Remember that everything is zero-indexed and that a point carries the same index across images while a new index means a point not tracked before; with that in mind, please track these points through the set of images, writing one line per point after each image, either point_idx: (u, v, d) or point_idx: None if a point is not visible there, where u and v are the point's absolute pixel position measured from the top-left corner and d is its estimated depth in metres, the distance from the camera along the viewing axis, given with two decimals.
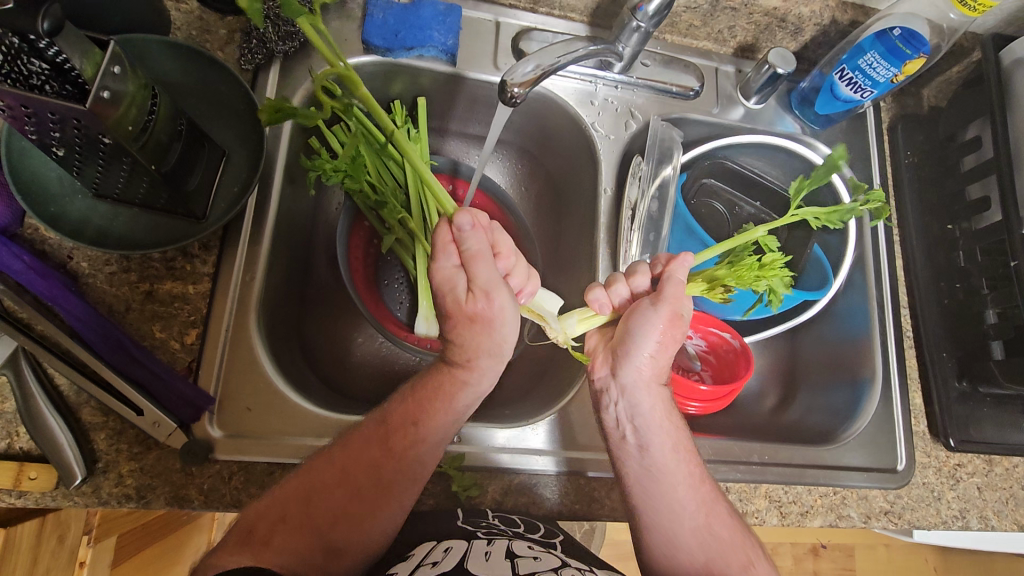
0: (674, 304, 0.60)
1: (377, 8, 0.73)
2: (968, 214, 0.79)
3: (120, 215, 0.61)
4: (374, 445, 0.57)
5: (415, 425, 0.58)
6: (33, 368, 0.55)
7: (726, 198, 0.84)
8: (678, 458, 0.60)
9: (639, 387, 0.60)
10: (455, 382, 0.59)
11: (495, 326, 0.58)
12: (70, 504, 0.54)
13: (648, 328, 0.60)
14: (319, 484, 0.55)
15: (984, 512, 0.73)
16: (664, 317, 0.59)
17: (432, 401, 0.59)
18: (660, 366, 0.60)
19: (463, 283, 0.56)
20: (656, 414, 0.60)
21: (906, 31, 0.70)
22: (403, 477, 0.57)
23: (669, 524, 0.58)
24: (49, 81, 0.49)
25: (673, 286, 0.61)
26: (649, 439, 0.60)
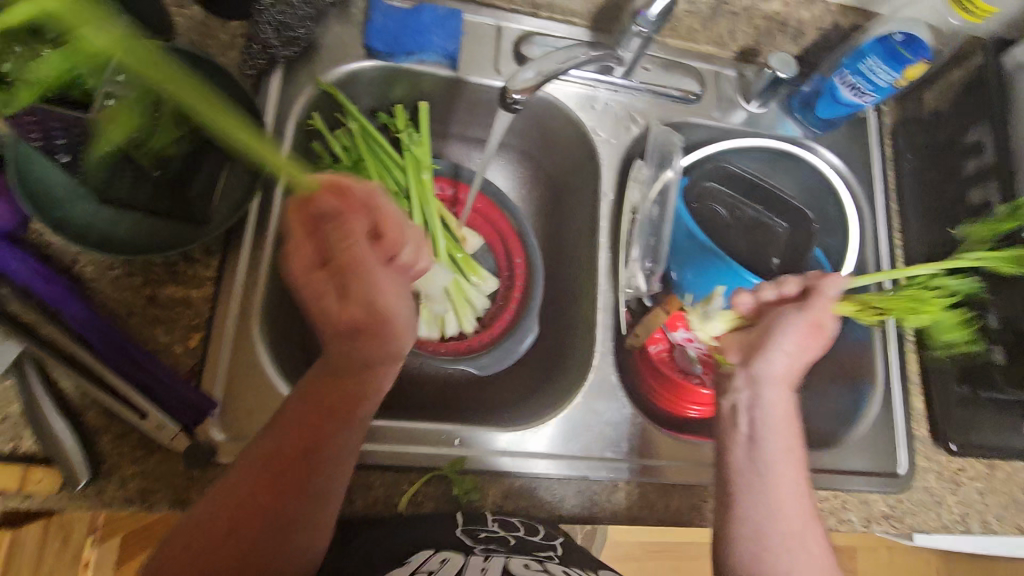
0: (818, 316, 0.63)
1: (378, 13, 0.73)
2: (970, 217, 0.78)
3: (121, 219, 0.61)
4: (262, 483, 0.52)
5: (306, 451, 0.53)
6: (39, 372, 0.55)
7: (727, 201, 0.83)
8: (788, 459, 0.62)
9: (770, 384, 0.63)
10: (355, 396, 0.54)
11: (384, 335, 0.51)
12: (74, 507, 0.55)
13: (775, 347, 0.63)
14: (214, 531, 0.51)
15: (984, 516, 0.73)
16: (804, 331, 0.63)
17: (320, 426, 0.53)
18: (794, 365, 0.64)
19: (331, 297, 0.50)
20: (778, 416, 0.63)
21: (907, 36, 0.72)
22: (298, 504, 0.53)
23: (767, 523, 0.59)
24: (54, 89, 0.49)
25: (818, 303, 0.64)
26: (763, 436, 0.62)
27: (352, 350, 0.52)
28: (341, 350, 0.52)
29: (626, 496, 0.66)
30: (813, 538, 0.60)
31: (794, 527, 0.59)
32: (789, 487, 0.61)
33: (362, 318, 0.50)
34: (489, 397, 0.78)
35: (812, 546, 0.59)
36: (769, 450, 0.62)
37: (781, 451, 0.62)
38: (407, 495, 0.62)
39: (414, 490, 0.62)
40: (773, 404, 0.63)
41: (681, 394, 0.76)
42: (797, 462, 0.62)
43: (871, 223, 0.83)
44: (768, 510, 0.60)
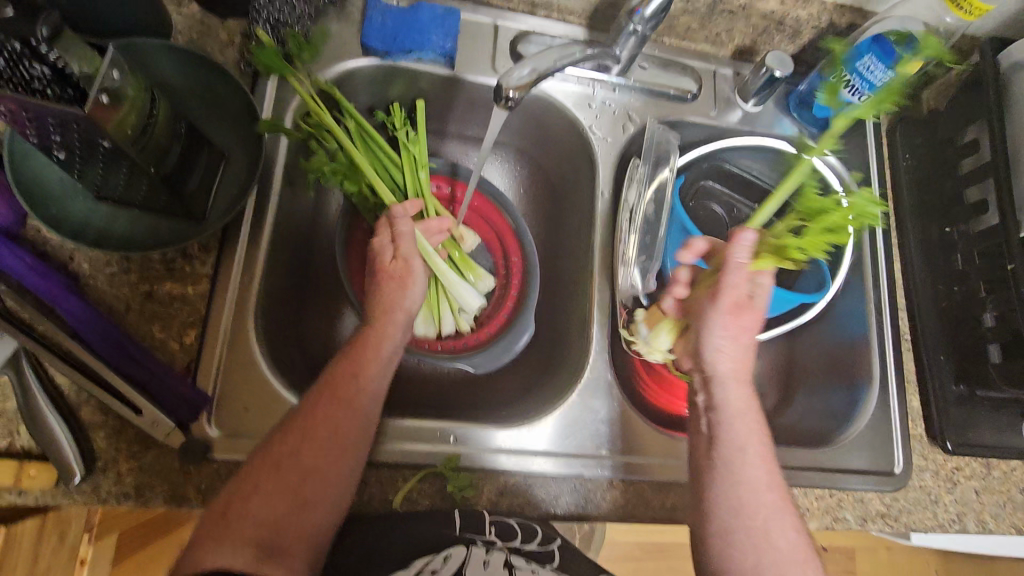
0: (733, 293, 0.62)
1: (376, 11, 0.73)
2: (968, 216, 0.78)
3: (119, 217, 0.61)
4: (331, 407, 0.56)
5: (355, 376, 0.58)
6: (34, 368, 0.56)
7: (724, 200, 0.84)
8: (752, 459, 0.58)
9: (724, 379, 0.62)
10: (379, 333, 0.61)
11: (407, 280, 0.65)
12: (70, 502, 0.55)
13: (713, 324, 0.62)
14: (288, 452, 0.54)
15: (981, 516, 0.73)
16: (728, 308, 0.62)
17: (366, 355, 0.59)
18: (739, 353, 0.62)
19: (389, 251, 0.66)
20: (738, 409, 0.61)
21: (904, 33, 0.73)
22: (356, 430, 0.56)
23: (734, 515, 0.56)
24: (49, 85, 0.48)
25: (734, 273, 0.62)
26: (723, 431, 0.60)
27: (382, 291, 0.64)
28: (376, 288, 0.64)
29: (622, 493, 0.67)
30: (782, 532, 0.56)
31: (761, 516, 0.56)
32: (752, 479, 0.58)
33: (401, 272, 0.65)
34: (485, 395, 0.78)
35: (779, 539, 0.56)
36: (726, 445, 0.59)
37: (739, 447, 0.59)
38: (402, 492, 0.62)
39: (410, 486, 0.62)
40: (730, 399, 0.61)
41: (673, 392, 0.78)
42: (765, 459, 0.59)
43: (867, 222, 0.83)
44: (734, 500, 0.57)
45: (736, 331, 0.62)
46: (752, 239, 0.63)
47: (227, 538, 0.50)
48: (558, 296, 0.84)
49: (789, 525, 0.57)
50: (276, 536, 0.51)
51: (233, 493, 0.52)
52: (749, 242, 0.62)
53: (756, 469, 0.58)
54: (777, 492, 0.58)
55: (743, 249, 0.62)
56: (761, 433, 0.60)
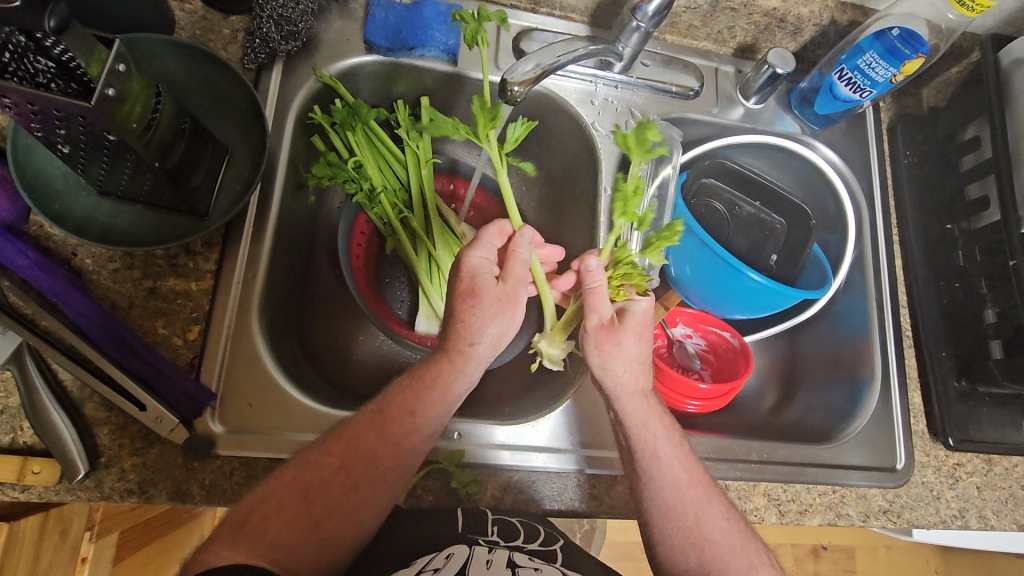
0: (601, 313, 0.62)
1: (379, 8, 0.73)
2: (968, 213, 0.79)
3: (122, 213, 0.61)
4: (372, 432, 0.56)
5: (412, 414, 0.57)
6: (37, 363, 0.56)
7: (726, 198, 0.83)
8: (666, 463, 0.59)
9: (620, 394, 0.62)
10: (450, 370, 0.59)
11: (507, 307, 0.60)
12: (73, 498, 0.55)
13: (587, 344, 0.63)
14: (318, 475, 0.53)
15: (983, 512, 0.73)
16: (596, 333, 0.62)
17: (430, 391, 0.58)
18: (637, 369, 0.62)
19: (490, 276, 0.60)
20: (648, 418, 0.61)
21: (905, 31, 0.71)
22: (395, 460, 0.56)
23: (673, 510, 0.58)
24: (55, 79, 0.49)
25: (594, 299, 0.62)
26: (638, 441, 0.60)
27: (473, 320, 0.59)
28: (456, 317, 0.59)
29: (626, 490, 0.66)
30: (714, 523, 0.58)
31: (691, 514, 0.58)
32: (676, 479, 0.59)
33: (507, 300, 0.60)
34: (485, 392, 0.78)
35: (712, 531, 0.58)
36: (641, 453, 0.60)
37: (653, 453, 0.60)
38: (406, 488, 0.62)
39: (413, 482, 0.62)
40: (628, 412, 0.61)
41: (677, 389, 0.74)
42: (682, 459, 0.60)
43: (869, 218, 0.83)
44: (668, 498, 0.58)
45: (618, 352, 0.62)
46: (595, 264, 0.62)
47: (243, 543, 0.49)
48: None
49: (719, 515, 0.59)
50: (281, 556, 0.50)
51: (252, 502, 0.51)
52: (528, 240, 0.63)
53: (674, 469, 0.59)
54: (700, 487, 0.59)
55: (594, 274, 0.62)
56: (672, 436, 0.61)
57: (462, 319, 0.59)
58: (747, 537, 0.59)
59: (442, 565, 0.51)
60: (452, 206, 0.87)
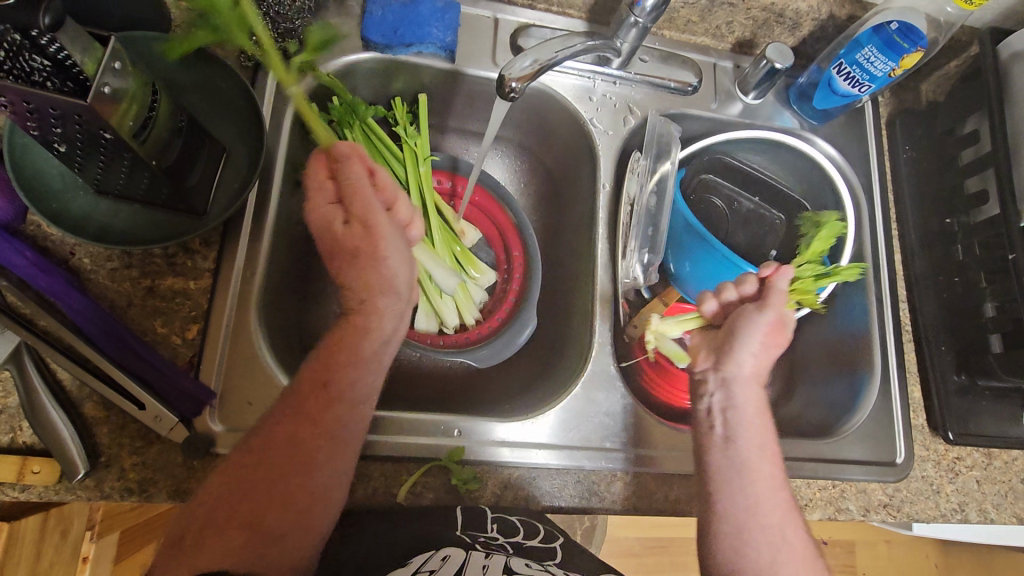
0: (779, 312, 0.63)
1: (376, 5, 0.73)
2: (967, 207, 0.79)
3: (119, 212, 0.61)
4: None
5: (326, 385, 0.57)
6: (36, 364, 0.56)
7: (725, 193, 0.84)
8: (764, 458, 0.60)
9: (739, 380, 0.62)
10: (354, 330, 0.59)
11: (379, 257, 0.57)
12: (73, 498, 0.55)
13: (754, 327, 0.62)
14: (250, 473, 0.54)
15: (982, 505, 0.73)
16: (771, 321, 0.63)
17: (341, 355, 0.58)
18: (763, 361, 0.63)
19: (339, 219, 0.57)
20: (750, 412, 0.62)
21: (904, 25, 0.71)
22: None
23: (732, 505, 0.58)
24: (50, 77, 0.49)
25: (778, 294, 0.63)
26: (736, 432, 0.61)
27: (369, 269, 0.57)
28: (353, 270, 0.58)
29: (626, 486, 0.66)
30: (794, 526, 0.59)
31: (778, 514, 0.59)
32: (766, 476, 0.60)
33: (364, 245, 0.56)
34: (486, 390, 0.79)
35: (792, 534, 0.58)
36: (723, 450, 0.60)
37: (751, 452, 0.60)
38: (407, 485, 0.62)
39: (413, 480, 0.62)
40: (746, 400, 0.62)
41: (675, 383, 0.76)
42: (774, 458, 0.61)
43: (868, 212, 0.83)
44: (737, 497, 0.58)
45: (774, 348, 0.63)
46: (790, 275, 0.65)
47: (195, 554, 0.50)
48: (559, 290, 0.84)
49: (785, 517, 0.59)
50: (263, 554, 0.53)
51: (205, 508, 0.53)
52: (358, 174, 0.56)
53: (765, 468, 0.60)
54: (787, 491, 0.60)
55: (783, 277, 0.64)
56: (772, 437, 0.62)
57: (362, 269, 0.57)
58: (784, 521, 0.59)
59: (437, 568, 0.51)
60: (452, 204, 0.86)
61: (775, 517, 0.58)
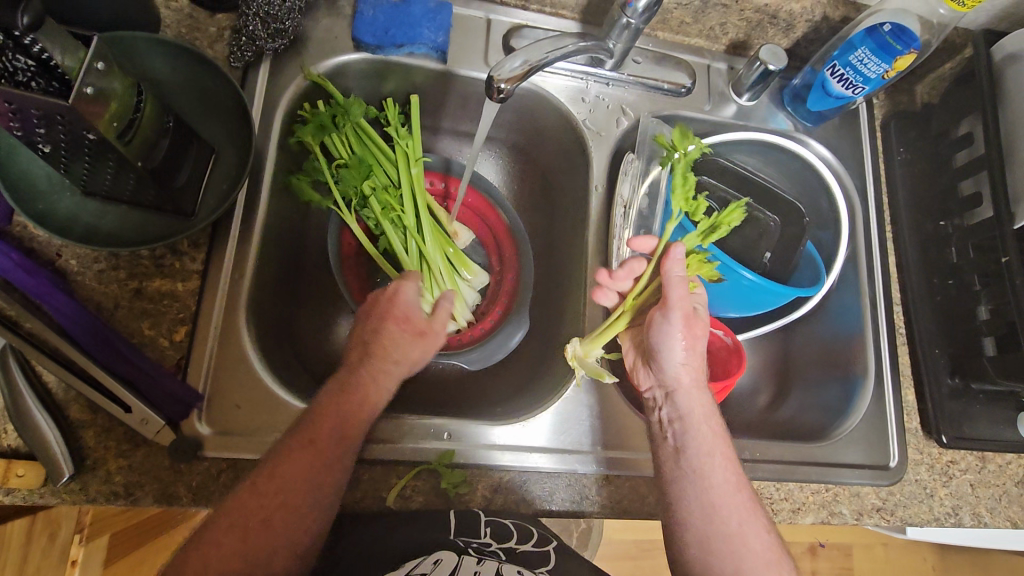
0: (684, 306, 0.62)
1: (367, 5, 0.73)
2: (961, 210, 0.79)
3: (107, 213, 0.61)
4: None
5: (344, 435, 0.56)
6: (21, 366, 0.55)
7: (721, 195, 0.81)
8: (716, 464, 0.59)
9: (681, 390, 0.63)
10: (373, 371, 0.59)
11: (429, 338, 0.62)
12: (58, 502, 0.54)
13: (671, 335, 0.62)
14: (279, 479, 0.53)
15: (976, 509, 0.73)
16: (680, 322, 0.62)
17: (359, 390, 0.58)
18: (696, 363, 0.63)
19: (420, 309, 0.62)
20: (697, 415, 0.62)
21: (896, 26, 0.71)
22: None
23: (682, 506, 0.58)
24: (35, 77, 0.48)
25: (675, 288, 0.62)
26: (685, 440, 0.61)
27: (393, 343, 0.60)
28: (382, 336, 0.60)
29: (618, 489, 0.66)
30: (756, 533, 0.57)
31: (736, 521, 0.57)
32: (721, 482, 0.59)
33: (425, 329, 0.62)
34: (478, 393, 0.78)
35: (753, 540, 0.57)
36: (687, 455, 0.60)
37: (707, 452, 0.60)
38: (395, 489, 0.61)
39: (403, 483, 0.62)
40: (691, 406, 0.62)
41: None
42: (731, 465, 0.60)
43: (861, 214, 0.83)
44: (707, 502, 0.58)
45: (698, 341, 0.63)
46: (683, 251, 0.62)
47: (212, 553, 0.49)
48: (551, 292, 0.83)
49: (759, 527, 0.58)
50: (252, 556, 0.50)
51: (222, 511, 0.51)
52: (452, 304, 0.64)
53: (723, 474, 0.59)
54: (746, 493, 0.59)
55: (676, 264, 0.62)
56: (723, 439, 0.61)
57: (386, 338, 0.60)
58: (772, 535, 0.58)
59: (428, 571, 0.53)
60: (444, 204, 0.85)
61: (757, 525, 0.58)
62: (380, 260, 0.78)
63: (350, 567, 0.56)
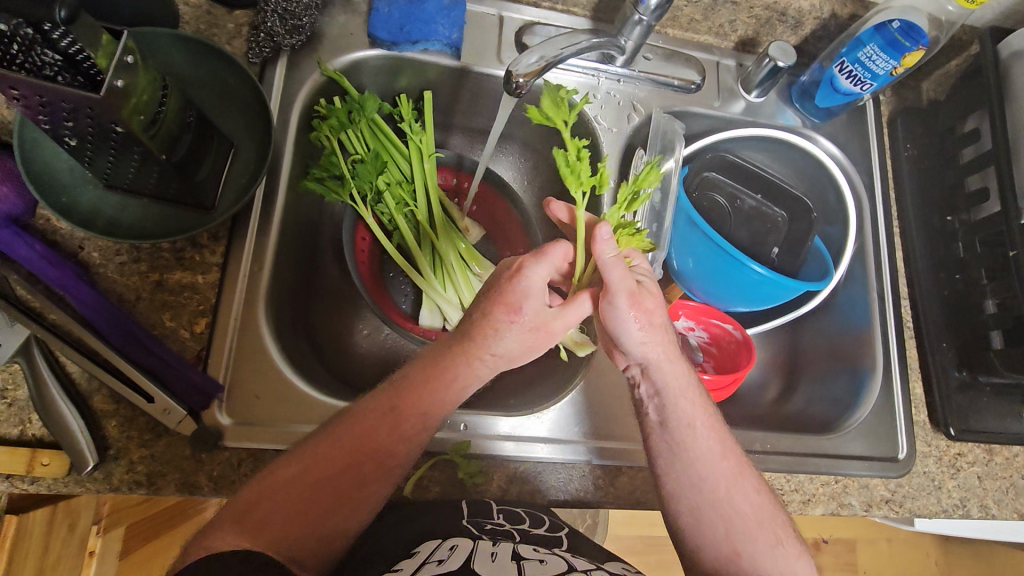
0: (627, 287, 0.58)
1: (382, 2, 0.73)
2: (968, 205, 0.80)
3: (128, 206, 0.62)
4: (374, 418, 0.56)
5: (425, 415, 0.57)
6: (46, 356, 0.56)
7: (727, 191, 0.83)
8: (700, 434, 0.60)
9: (653, 365, 0.61)
10: (453, 364, 0.58)
11: (543, 340, 0.60)
12: (82, 490, 0.55)
13: (623, 318, 0.59)
14: (315, 465, 0.53)
15: (984, 501, 0.74)
16: (628, 302, 0.59)
17: (433, 380, 0.57)
18: (660, 333, 0.61)
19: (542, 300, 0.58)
20: (676, 386, 0.61)
21: (905, 24, 0.72)
22: (394, 447, 0.56)
23: (690, 489, 0.59)
24: (60, 72, 0.49)
25: (612, 270, 0.58)
26: (667, 413, 0.61)
27: (496, 333, 0.57)
28: (487, 324, 0.57)
29: (631, 480, 0.67)
30: (744, 495, 0.59)
31: (723, 485, 0.59)
32: (707, 451, 0.60)
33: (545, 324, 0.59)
34: (491, 386, 0.79)
35: (742, 502, 0.58)
36: (673, 426, 0.60)
37: (688, 422, 0.60)
38: (413, 479, 0.62)
39: (420, 473, 0.63)
40: (668, 379, 0.61)
41: None
42: (717, 431, 0.61)
43: (869, 210, 0.84)
44: (716, 489, 0.59)
45: (653, 314, 0.60)
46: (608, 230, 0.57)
47: (243, 531, 0.49)
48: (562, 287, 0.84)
49: (750, 488, 0.60)
50: (276, 538, 0.50)
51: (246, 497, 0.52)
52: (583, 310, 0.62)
53: (708, 441, 0.60)
54: (733, 459, 0.60)
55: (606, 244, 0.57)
56: (706, 406, 0.62)
57: (492, 326, 0.57)
58: (773, 510, 0.60)
59: (445, 557, 0.51)
60: (455, 199, 0.87)
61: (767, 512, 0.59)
62: (396, 253, 0.79)
63: (368, 555, 0.57)
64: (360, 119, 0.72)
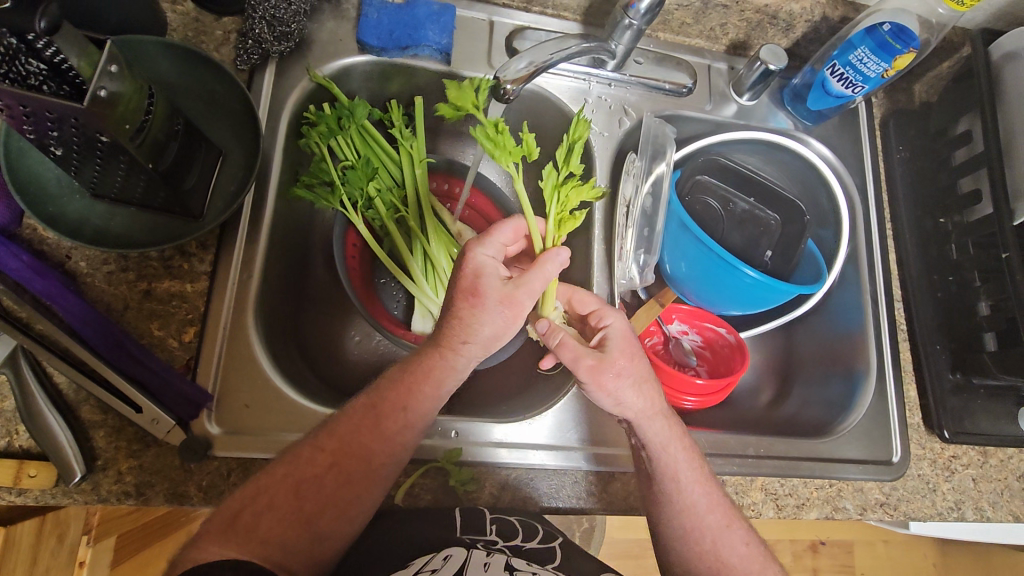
0: (583, 365, 0.60)
1: (372, 8, 0.73)
2: (961, 207, 0.79)
3: (116, 214, 0.61)
4: (365, 426, 0.56)
5: (404, 410, 0.57)
6: (33, 366, 0.56)
7: (720, 194, 0.83)
8: (687, 487, 0.60)
9: (640, 424, 0.60)
10: (442, 365, 0.58)
11: (502, 315, 0.58)
12: (70, 501, 0.55)
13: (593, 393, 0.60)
14: (308, 473, 0.53)
15: (978, 504, 0.73)
16: (590, 378, 0.59)
17: (420, 384, 0.57)
18: (637, 395, 0.60)
19: (498, 276, 0.58)
20: (663, 441, 0.60)
21: (896, 26, 0.71)
22: (386, 455, 0.56)
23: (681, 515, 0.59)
24: (47, 81, 0.48)
25: (563, 351, 0.61)
26: (654, 467, 0.60)
27: (462, 321, 0.57)
28: (452, 315, 0.57)
29: (626, 486, 0.67)
30: (732, 546, 0.59)
31: (708, 538, 0.59)
32: (692, 504, 0.59)
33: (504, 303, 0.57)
34: (483, 392, 0.79)
35: (730, 555, 0.59)
36: (660, 478, 0.60)
37: (674, 476, 0.60)
38: (405, 486, 0.62)
39: (410, 481, 0.62)
40: (652, 436, 0.60)
41: (673, 385, 0.75)
42: (707, 487, 0.61)
43: (862, 212, 0.84)
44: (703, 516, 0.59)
45: (623, 381, 0.59)
46: (544, 324, 0.63)
47: (233, 540, 0.49)
48: None
49: (740, 540, 0.60)
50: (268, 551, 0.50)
51: (235, 505, 0.51)
52: (563, 259, 0.62)
53: (695, 493, 0.60)
54: (719, 511, 0.60)
55: (547, 331, 0.63)
56: (691, 458, 0.61)
57: (458, 317, 0.57)
58: (763, 561, 0.60)
59: (439, 567, 0.52)
60: (447, 204, 0.87)
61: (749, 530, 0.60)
62: (386, 259, 0.78)
63: (358, 564, 0.56)
64: (351, 126, 0.72)
